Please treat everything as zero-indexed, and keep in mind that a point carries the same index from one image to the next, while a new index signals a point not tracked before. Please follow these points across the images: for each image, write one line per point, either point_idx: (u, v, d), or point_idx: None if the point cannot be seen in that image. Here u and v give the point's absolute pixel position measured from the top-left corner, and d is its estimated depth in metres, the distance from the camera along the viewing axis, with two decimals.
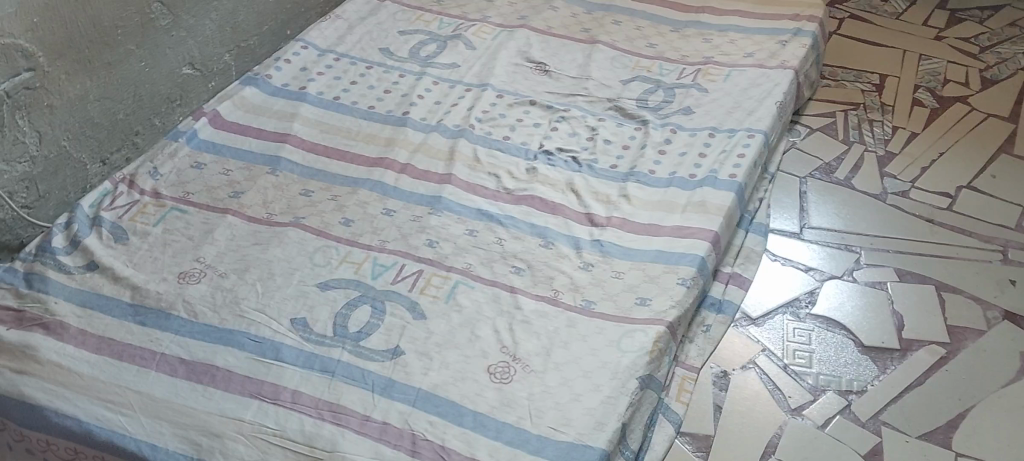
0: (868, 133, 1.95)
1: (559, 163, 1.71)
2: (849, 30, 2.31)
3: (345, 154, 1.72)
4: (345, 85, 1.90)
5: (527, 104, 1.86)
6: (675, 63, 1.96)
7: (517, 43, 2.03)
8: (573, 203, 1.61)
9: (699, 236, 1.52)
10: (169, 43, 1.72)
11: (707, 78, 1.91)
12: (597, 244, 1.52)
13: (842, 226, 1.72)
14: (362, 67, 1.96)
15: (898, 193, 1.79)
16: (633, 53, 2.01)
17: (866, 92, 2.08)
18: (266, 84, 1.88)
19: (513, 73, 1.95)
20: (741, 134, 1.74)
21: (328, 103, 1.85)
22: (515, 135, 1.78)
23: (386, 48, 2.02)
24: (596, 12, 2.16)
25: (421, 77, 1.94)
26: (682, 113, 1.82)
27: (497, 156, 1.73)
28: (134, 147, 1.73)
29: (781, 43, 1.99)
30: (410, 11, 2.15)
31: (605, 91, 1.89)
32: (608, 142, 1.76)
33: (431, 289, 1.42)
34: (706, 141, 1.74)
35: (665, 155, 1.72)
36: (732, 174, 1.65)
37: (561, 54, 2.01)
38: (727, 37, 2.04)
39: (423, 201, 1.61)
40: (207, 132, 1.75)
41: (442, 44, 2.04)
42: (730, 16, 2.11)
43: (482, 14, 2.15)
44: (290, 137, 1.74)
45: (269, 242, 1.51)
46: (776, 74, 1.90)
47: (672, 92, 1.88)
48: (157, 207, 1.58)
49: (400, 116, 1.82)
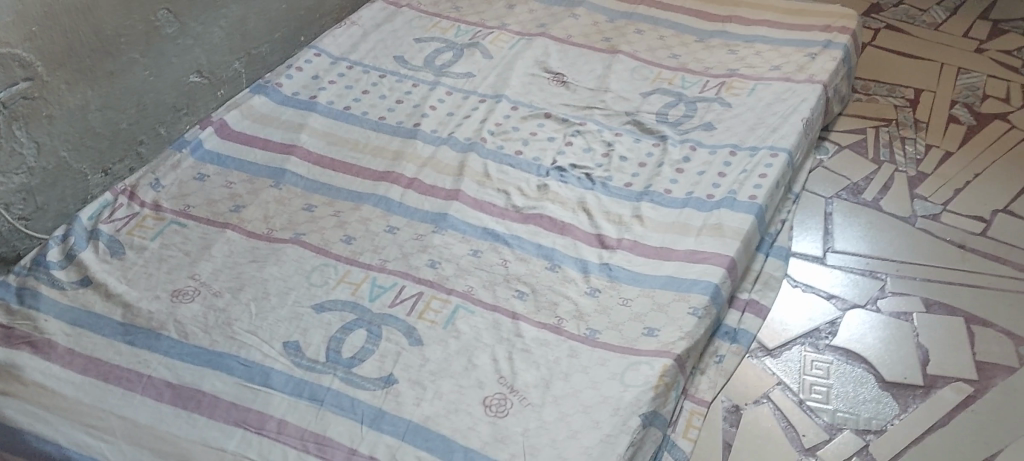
0: (900, 151, 1.86)
1: (571, 180, 1.66)
2: (885, 41, 2.21)
3: (352, 167, 1.68)
4: (356, 94, 1.86)
5: (541, 117, 1.80)
6: (698, 76, 1.89)
7: (534, 52, 1.97)
8: (583, 223, 1.56)
9: (714, 261, 1.45)
10: (176, 51, 1.68)
11: (731, 92, 1.83)
12: (605, 268, 1.45)
13: (868, 251, 1.63)
14: (374, 76, 1.91)
15: (930, 215, 1.70)
16: (654, 64, 1.93)
17: (900, 107, 1.98)
18: (276, 93, 1.84)
19: (529, 84, 1.89)
20: (763, 152, 1.66)
21: (338, 114, 1.81)
22: (527, 149, 1.73)
23: (400, 57, 1.97)
24: (618, 20, 2.08)
25: (434, 87, 1.88)
26: (702, 129, 1.74)
27: (507, 171, 1.68)
28: (137, 156, 1.69)
29: (810, 56, 1.91)
30: (426, 17, 2.10)
31: (623, 104, 1.82)
32: (623, 158, 1.70)
33: (429, 314, 1.37)
34: (726, 160, 1.66)
35: (682, 173, 1.65)
36: (752, 196, 1.57)
37: (580, 64, 1.94)
38: (753, 48, 1.96)
39: (427, 219, 1.56)
40: (212, 142, 1.71)
41: (457, 53, 1.99)
42: (758, 26, 2.03)
43: (500, 21, 2.09)
44: (296, 148, 1.70)
45: (266, 259, 1.46)
46: (804, 89, 1.81)
47: (693, 106, 1.80)
48: (156, 220, 1.54)
49: (411, 128, 1.78)
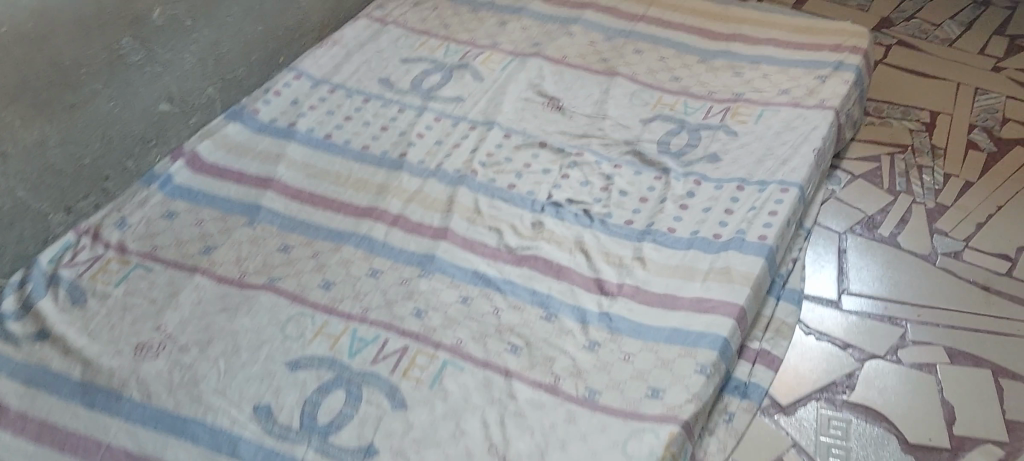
0: (917, 181, 1.76)
1: (568, 216, 1.55)
2: (896, 59, 2.10)
3: (333, 202, 1.57)
4: (339, 121, 1.75)
5: (535, 147, 1.70)
6: (702, 100, 1.78)
7: (527, 75, 1.86)
8: (582, 266, 1.45)
9: (722, 310, 1.35)
10: (143, 80, 1.59)
11: (737, 118, 1.72)
12: (605, 318, 1.35)
13: (885, 293, 1.54)
14: (358, 100, 1.80)
15: (950, 253, 1.61)
16: (655, 88, 1.83)
17: (915, 131, 1.88)
18: (254, 120, 1.73)
19: (522, 109, 1.78)
20: (772, 187, 1.56)
21: (319, 142, 1.70)
22: (521, 182, 1.62)
23: (386, 79, 1.86)
24: (616, 39, 1.97)
25: (422, 113, 1.78)
26: (707, 160, 1.64)
27: (500, 207, 1.58)
28: (104, 192, 1.57)
29: (820, 79, 1.80)
30: (414, 36, 1.98)
31: (623, 132, 1.72)
32: (623, 193, 1.60)
33: (414, 371, 1.25)
34: (732, 195, 1.56)
35: (686, 210, 1.54)
36: (762, 236, 1.47)
37: (576, 88, 1.83)
38: (760, 69, 1.85)
39: (413, 261, 1.45)
40: (183, 176, 1.60)
41: (446, 75, 1.88)
42: (764, 45, 1.92)
43: (492, 40, 1.98)
44: (273, 182, 1.59)
45: (238, 309, 1.35)
46: (815, 115, 1.71)
47: (697, 135, 1.70)
48: (121, 264, 1.43)
49: (397, 159, 1.67)
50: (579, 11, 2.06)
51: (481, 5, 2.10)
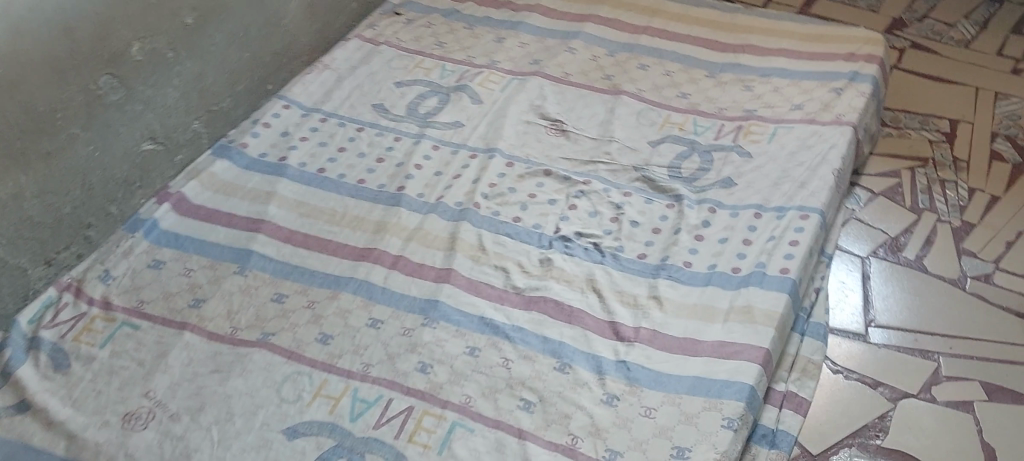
0: (940, 198, 1.69)
1: (578, 251, 1.47)
2: (911, 63, 2.02)
3: (329, 244, 1.48)
4: (332, 152, 1.66)
5: (540, 175, 1.61)
6: (711, 119, 1.70)
7: (527, 96, 1.78)
8: (595, 307, 1.37)
9: (746, 355, 1.27)
10: (123, 119, 1.49)
11: (749, 138, 1.64)
12: (622, 367, 1.27)
13: (914, 324, 1.47)
14: (351, 129, 1.72)
15: (980, 277, 1.54)
16: (662, 105, 1.74)
17: (935, 142, 1.80)
18: (241, 155, 1.64)
19: (524, 134, 1.70)
20: (792, 213, 1.48)
21: (311, 177, 1.61)
22: (526, 215, 1.54)
23: (380, 105, 1.77)
24: (619, 53, 1.88)
25: (419, 140, 1.69)
26: (721, 185, 1.55)
27: (505, 242, 1.49)
28: (86, 241, 1.47)
29: (835, 91, 1.71)
30: (407, 56, 1.89)
31: (631, 156, 1.64)
32: (635, 223, 1.51)
33: (421, 435, 1.18)
34: (750, 223, 1.48)
35: (702, 241, 1.46)
36: (783, 269, 1.39)
37: (580, 108, 1.75)
38: (771, 83, 1.77)
39: (415, 308, 1.37)
40: (169, 221, 1.51)
41: (442, 98, 1.79)
42: (774, 55, 1.83)
43: (489, 59, 1.89)
44: (264, 224, 1.50)
45: (230, 369, 1.27)
46: (831, 131, 1.62)
47: (709, 157, 1.62)
48: (106, 322, 1.34)
49: (394, 193, 1.58)
50: (579, 24, 1.97)
51: (476, 20, 2.01)
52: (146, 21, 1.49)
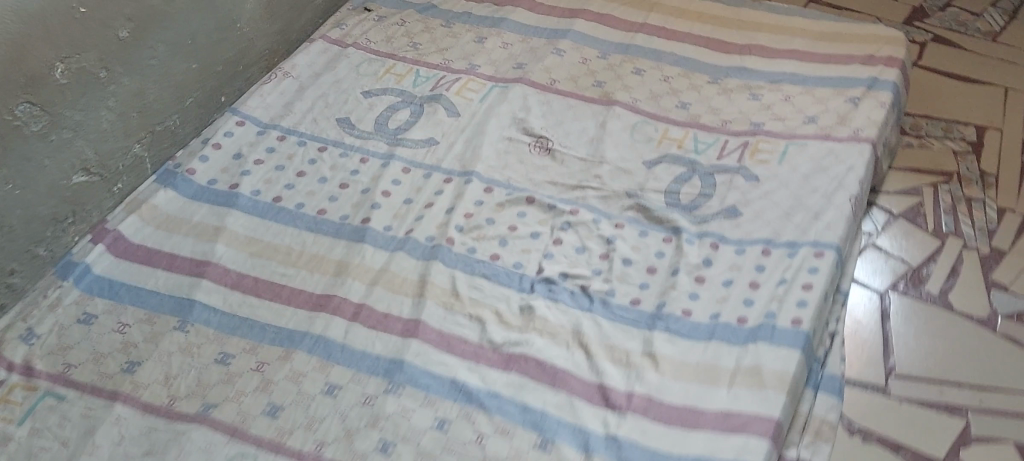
0: (966, 219, 1.52)
1: (563, 296, 1.31)
2: (932, 60, 1.84)
3: (282, 290, 1.32)
4: (290, 177, 1.49)
5: (522, 203, 1.44)
6: (714, 134, 1.53)
7: (510, 108, 1.60)
8: (582, 367, 1.21)
9: (754, 428, 1.10)
10: (48, 150, 1.29)
11: (757, 158, 1.47)
12: (612, 444, 1.11)
13: (940, 371, 1.30)
14: (312, 149, 1.53)
15: (1012, 315, 1.37)
16: (660, 118, 1.56)
17: (960, 153, 1.63)
18: (188, 183, 1.47)
19: (505, 153, 1.53)
20: (804, 251, 1.31)
21: (265, 207, 1.44)
22: (506, 251, 1.37)
23: (345, 118, 1.59)
24: (612, 55, 1.70)
25: (388, 162, 1.51)
26: (725, 216, 1.39)
27: (483, 286, 1.33)
28: (9, 289, 1.29)
29: (852, 101, 1.54)
30: (377, 60, 1.71)
31: (624, 180, 1.46)
32: (627, 261, 1.35)
33: None
34: (757, 262, 1.31)
35: (703, 284, 1.30)
36: (796, 319, 1.22)
37: (568, 121, 1.57)
38: (781, 90, 1.59)
39: (377, 370, 1.21)
40: (102, 265, 1.35)
41: (416, 110, 1.61)
42: (785, 58, 1.65)
43: (468, 62, 1.71)
44: (209, 266, 1.34)
45: (165, 451, 1.11)
46: (848, 150, 1.46)
47: (712, 181, 1.44)
48: (26, 391, 1.18)
49: (358, 227, 1.41)
50: (568, 21, 1.78)
51: (455, 16, 1.82)
52: (71, 36, 1.28)
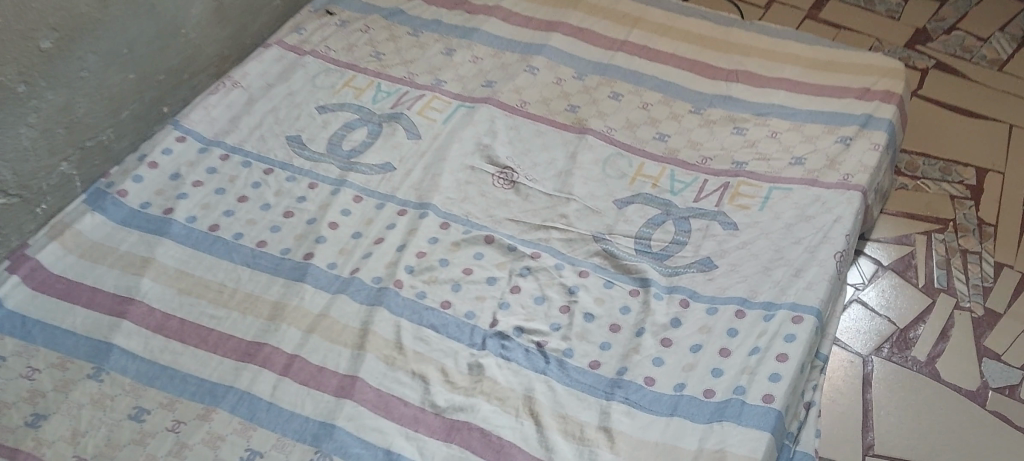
0: (959, 274, 1.41)
1: (517, 353, 1.20)
2: (934, 90, 1.73)
3: (210, 336, 1.21)
4: (230, 202, 1.38)
5: (480, 243, 1.32)
6: (692, 172, 1.41)
7: (474, 131, 1.48)
8: (531, 441, 1.10)
9: None
10: None
11: (736, 203, 1.36)
12: None
13: (921, 451, 1.20)
14: (257, 171, 1.42)
15: (1003, 389, 1.27)
16: (634, 151, 1.45)
17: (957, 199, 1.52)
18: (118, 206, 1.36)
19: (466, 183, 1.41)
20: (782, 314, 1.21)
21: (200, 237, 1.33)
22: (459, 298, 1.26)
23: (296, 137, 1.48)
24: (588, 76, 1.58)
25: (338, 189, 1.40)
26: (698, 268, 1.28)
27: (430, 338, 1.22)
28: None
29: (843, 141, 1.43)
30: (336, 71, 1.59)
31: (592, 220, 1.35)
32: (589, 316, 1.24)
33: None
34: (729, 325, 1.21)
35: (668, 349, 1.19)
36: (767, 396, 1.11)
37: (537, 150, 1.46)
38: (768, 125, 1.47)
39: (305, 436, 1.10)
40: (16, 297, 1.23)
41: (374, 129, 1.49)
42: (773, 88, 1.53)
43: (434, 77, 1.59)
44: (132, 305, 1.23)
45: None
46: (836, 198, 1.35)
47: (686, 226, 1.33)
48: None
49: (299, 263, 1.30)
50: (545, 34, 1.66)
51: (423, 24, 1.70)
52: None
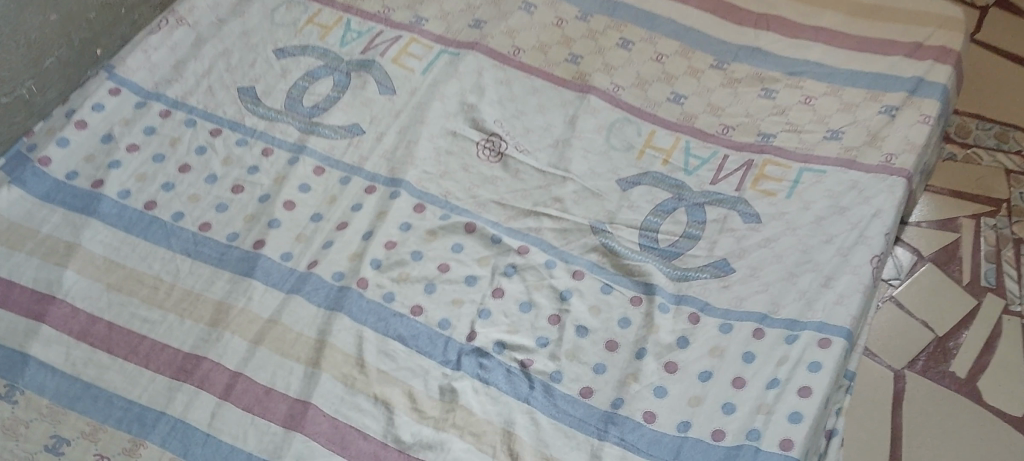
0: (1009, 269, 1.39)
1: (496, 375, 1.03)
2: (1002, 46, 1.77)
3: (141, 346, 1.04)
4: (171, 173, 1.19)
5: (459, 231, 1.14)
6: (710, 144, 1.22)
7: (458, 87, 1.28)
8: None
9: None
10: None
11: (760, 188, 1.17)
12: None
13: None
14: (204, 132, 1.23)
15: None
16: (643, 114, 1.26)
17: (1011, 173, 1.52)
18: (39, 177, 1.16)
19: (447, 152, 1.22)
20: (806, 337, 1.02)
21: (134, 217, 1.15)
22: (433, 303, 1.08)
23: (250, 90, 1.27)
24: (595, 17, 1.38)
25: (297, 157, 1.20)
26: (713, 272, 1.10)
27: (396, 352, 1.05)
28: None
29: (886, 111, 1.22)
30: (300, 5, 1.38)
31: (591, 204, 1.16)
32: (583, 329, 1.06)
33: None
34: (745, 349, 1.03)
35: (673, 375, 1.02)
36: (786, 441, 0.94)
37: (531, 113, 1.26)
38: (800, 87, 1.27)
39: None
40: None
41: (341, 81, 1.28)
42: (809, 40, 1.33)
43: (414, 13, 1.38)
44: (53, 305, 1.06)
45: None
46: (875, 184, 1.15)
47: (701, 215, 1.15)
48: None
49: (247, 253, 1.12)
50: None
51: None
52: None
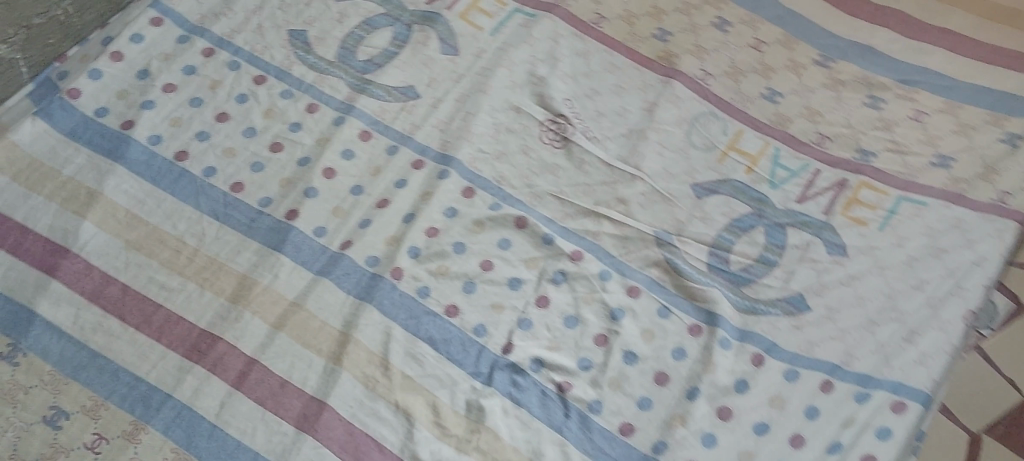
0: None
1: (529, 396, 0.93)
2: None
3: (155, 317, 0.96)
4: (208, 120, 1.09)
5: (509, 225, 1.04)
6: (801, 154, 1.10)
7: (528, 54, 1.18)
8: None
9: None
10: None
11: (851, 214, 1.04)
12: None
13: None
14: (247, 77, 1.13)
15: None
16: (729, 108, 1.14)
17: None
18: (68, 111, 1.09)
19: (507, 128, 1.12)
20: (880, 399, 0.90)
21: (162, 167, 1.06)
22: (470, 305, 0.98)
23: (302, 33, 1.17)
24: None
25: (344, 117, 1.11)
26: (788, 309, 0.98)
27: (424, 356, 0.95)
28: None
29: (1010, 139, 1.08)
30: None
31: (658, 210, 1.05)
32: (631, 356, 0.95)
33: None
34: (809, 403, 0.91)
35: (725, 424, 0.91)
36: None
37: (605, 94, 1.15)
38: (913, 100, 1.14)
39: None
40: None
41: (401, 33, 1.18)
42: (932, 43, 1.20)
43: None
44: (67, 258, 0.99)
45: None
46: (982, 225, 1.01)
47: (781, 238, 1.03)
48: None
49: (278, 223, 1.03)
50: None
51: None
52: None
